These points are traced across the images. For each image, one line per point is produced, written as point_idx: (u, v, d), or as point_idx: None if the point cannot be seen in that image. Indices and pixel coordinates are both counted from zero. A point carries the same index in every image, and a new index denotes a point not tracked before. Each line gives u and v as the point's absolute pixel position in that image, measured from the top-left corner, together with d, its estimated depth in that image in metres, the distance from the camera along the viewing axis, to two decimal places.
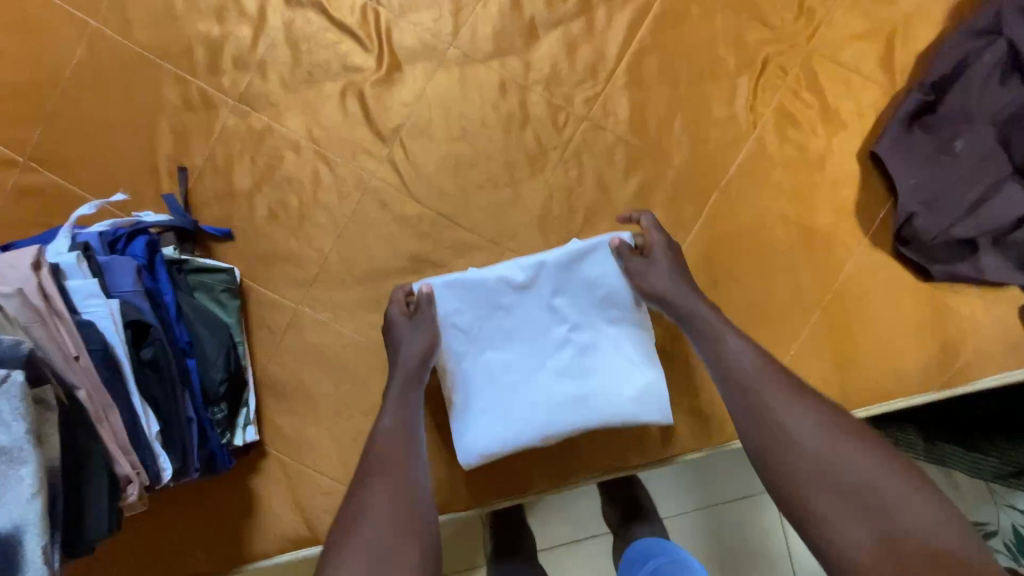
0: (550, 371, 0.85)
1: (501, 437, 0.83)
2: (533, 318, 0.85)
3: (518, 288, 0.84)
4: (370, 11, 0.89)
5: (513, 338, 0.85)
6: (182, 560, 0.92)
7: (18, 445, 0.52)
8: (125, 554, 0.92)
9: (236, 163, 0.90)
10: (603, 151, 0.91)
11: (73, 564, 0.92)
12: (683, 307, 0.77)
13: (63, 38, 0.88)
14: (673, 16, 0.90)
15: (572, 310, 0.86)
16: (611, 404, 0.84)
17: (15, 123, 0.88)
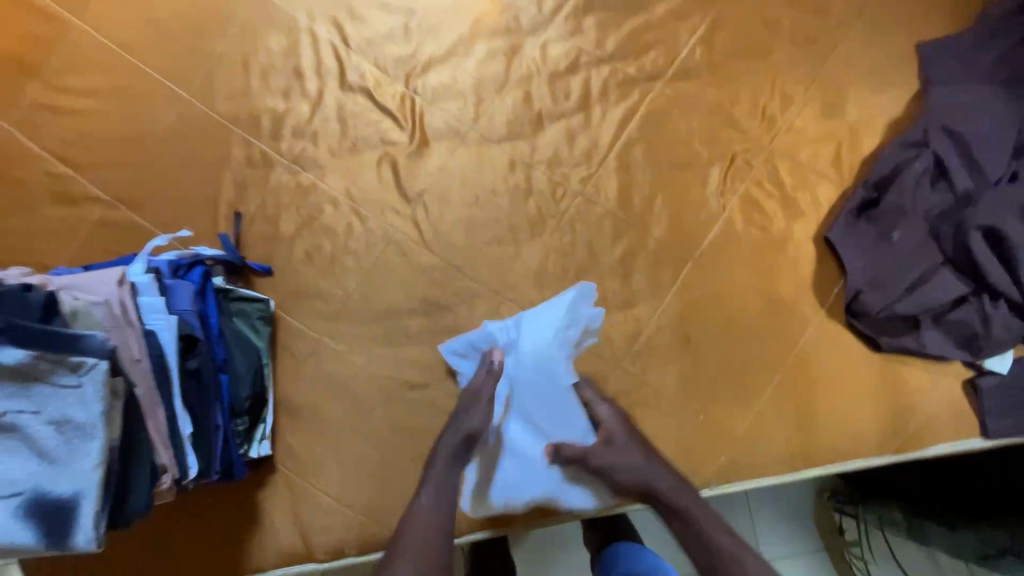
0: (516, 412, 0.99)
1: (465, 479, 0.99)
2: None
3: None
4: (408, 99, 1.09)
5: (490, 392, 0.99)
6: (189, 564, 1.01)
7: (92, 423, 0.65)
8: (139, 554, 1.01)
9: (283, 212, 1.06)
10: (593, 222, 1.06)
11: (93, 557, 1.01)
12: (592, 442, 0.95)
13: (157, 103, 1.08)
14: (658, 117, 1.08)
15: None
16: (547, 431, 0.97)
17: (106, 169, 1.07)
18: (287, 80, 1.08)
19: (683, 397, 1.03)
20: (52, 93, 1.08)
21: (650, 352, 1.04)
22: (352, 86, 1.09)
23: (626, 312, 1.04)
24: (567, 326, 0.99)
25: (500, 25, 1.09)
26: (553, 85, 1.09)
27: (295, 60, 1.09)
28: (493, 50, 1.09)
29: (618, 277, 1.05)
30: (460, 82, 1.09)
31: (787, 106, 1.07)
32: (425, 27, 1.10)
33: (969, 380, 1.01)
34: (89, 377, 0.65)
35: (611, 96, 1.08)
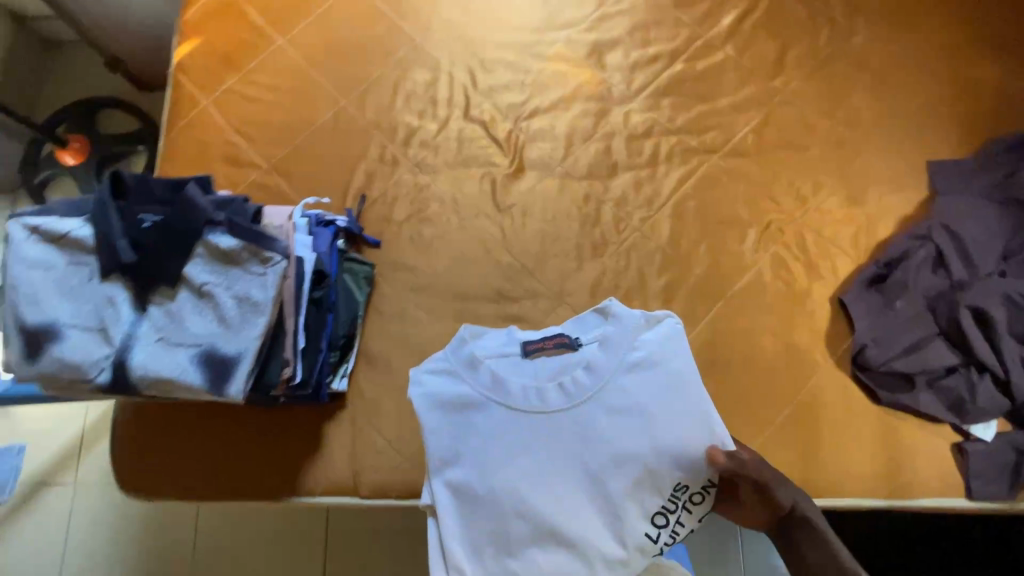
0: (532, 446, 1.00)
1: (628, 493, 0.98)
2: (608, 368, 1.03)
3: (562, 341, 1.10)
4: (514, 134, 1.36)
5: (510, 423, 1.01)
6: (257, 475, 1.19)
7: (265, 303, 0.86)
8: (219, 456, 1.20)
9: (399, 202, 1.32)
10: (646, 254, 1.29)
11: (180, 452, 1.20)
12: (491, 542, 0.97)
13: (320, 104, 1.38)
14: (711, 181, 1.32)
15: (509, 393, 1.03)
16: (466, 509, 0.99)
17: (270, 146, 1.36)
18: (422, 104, 1.38)
19: None
20: (246, 85, 1.40)
21: None
22: (473, 117, 1.37)
23: None
24: (429, 391, 1.05)
25: (595, 92, 1.38)
26: (630, 143, 1.35)
27: (432, 90, 1.39)
28: (588, 109, 1.37)
29: (660, 301, 1.26)
30: (557, 129, 1.36)
31: (818, 191, 1.31)
32: (537, 83, 1.39)
33: (957, 444, 1.14)
34: (272, 270, 0.87)
35: (675, 159, 1.34)
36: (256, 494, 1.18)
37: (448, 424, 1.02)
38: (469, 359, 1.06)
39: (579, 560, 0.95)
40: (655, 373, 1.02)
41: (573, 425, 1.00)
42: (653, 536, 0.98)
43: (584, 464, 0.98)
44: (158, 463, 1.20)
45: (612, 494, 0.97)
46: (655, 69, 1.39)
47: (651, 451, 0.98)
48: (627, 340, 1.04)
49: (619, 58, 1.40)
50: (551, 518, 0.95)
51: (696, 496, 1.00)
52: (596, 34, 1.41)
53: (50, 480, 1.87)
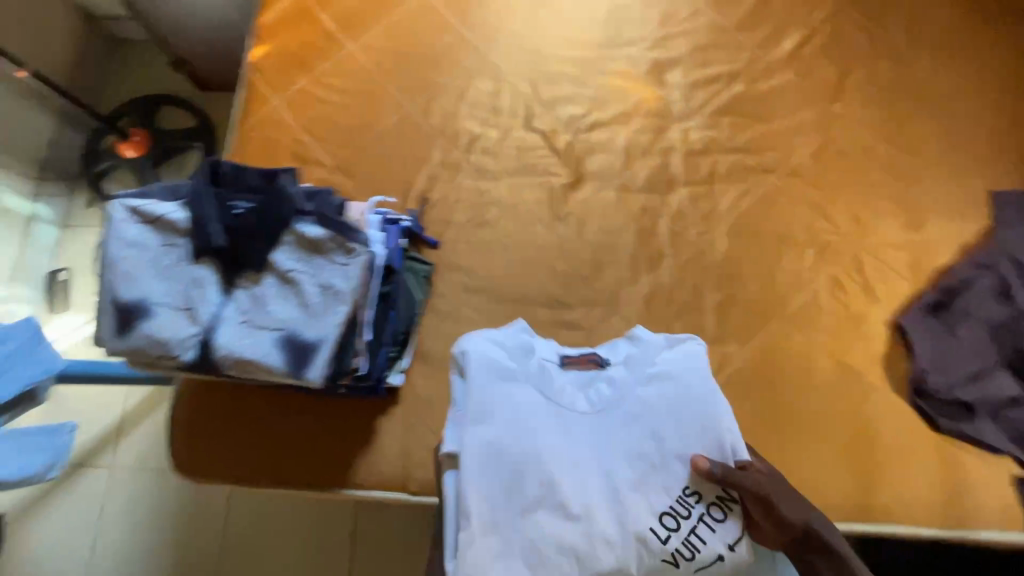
0: (554, 430, 0.98)
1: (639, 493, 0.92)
2: (632, 379, 1.04)
3: (595, 357, 1.12)
4: (573, 145, 1.39)
5: (535, 408, 1.01)
6: (309, 464, 1.21)
7: (346, 292, 0.89)
8: (273, 444, 1.22)
9: (458, 205, 1.35)
10: (701, 269, 1.30)
11: (235, 436, 1.23)
12: (497, 506, 0.92)
13: (386, 108, 1.43)
14: (768, 200, 1.33)
15: (549, 382, 1.04)
16: (469, 478, 0.94)
17: (336, 145, 1.41)
18: (485, 113, 1.42)
19: (757, 429, 1.18)
20: (316, 87, 1.46)
21: (732, 383, 1.21)
22: (534, 128, 1.40)
23: (716, 346, 1.25)
24: (467, 361, 1.06)
25: (655, 109, 1.41)
26: (688, 160, 1.37)
27: (495, 100, 1.43)
28: (647, 125, 1.40)
29: (714, 317, 1.26)
30: (616, 142, 1.39)
31: (876, 215, 1.31)
32: (597, 98, 1.42)
33: (1019, 476, 1.12)
34: (354, 261, 0.90)
35: (732, 177, 1.35)
36: (308, 480, 1.20)
37: (493, 390, 1.02)
38: (523, 349, 1.09)
39: (584, 539, 0.88)
40: (672, 382, 1.01)
41: (593, 422, 1.00)
42: (659, 535, 0.89)
43: (599, 457, 0.95)
44: (215, 444, 1.23)
45: (623, 488, 0.92)
46: (715, 89, 1.41)
47: (664, 451, 0.95)
48: (648, 358, 1.07)
49: (679, 77, 1.43)
50: (561, 492, 0.90)
51: (714, 510, 0.92)
52: (657, 53, 1.44)
53: (90, 462, 1.90)
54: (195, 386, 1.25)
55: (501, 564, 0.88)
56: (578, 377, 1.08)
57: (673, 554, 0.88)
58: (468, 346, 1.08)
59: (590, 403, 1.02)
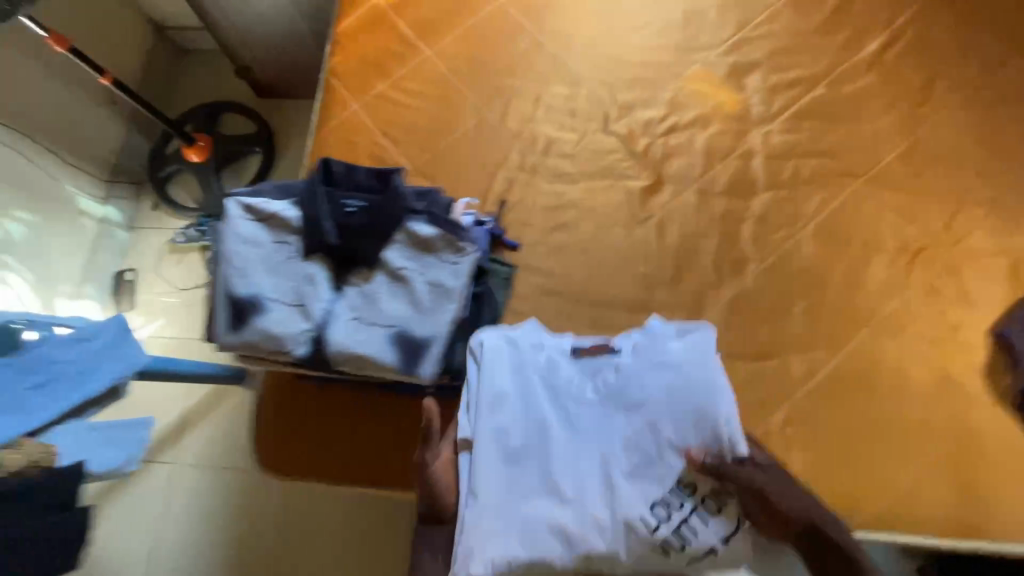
0: (558, 425, 1.05)
1: (634, 487, 0.99)
2: (638, 369, 1.07)
3: (608, 345, 1.14)
4: (652, 148, 1.38)
5: (541, 401, 1.07)
6: (392, 463, 1.21)
7: (456, 292, 0.90)
8: (357, 442, 1.23)
9: (537, 208, 1.36)
10: (787, 273, 1.27)
11: (321, 434, 1.24)
12: (499, 490, 1.01)
13: (463, 111, 1.44)
14: (856, 203, 1.30)
15: (558, 373, 1.10)
16: (474, 467, 1.03)
17: (415, 148, 1.43)
18: (561, 116, 1.42)
19: (844, 438, 1.16)
20: (392, 90, 1.48)
21: (822, 390, 1.20)
22: (611, 131, 1.40)
23: (804, 353, 1.23)
24: (479, 354, 1.12)
25: (733, 112, 1.39)
26: (770, 163, 1.35)
27: (572, 104, 1.43)
28: (725, 128, 1.38)
29: (801, 323, 1.24)
30: (695, 145, 1.38)
31: (971, 220, 1.27)
32: (675, 101, 1.41)
33: None
34: (464, 260, 0.91)
35: (817, 180, 1.33)
36: (391, 481, 1.21)
37: (507, 380, 1.09)
38: (535, 341, 1.14)
39: (576, 521, 0.96)
40: (676, 375, 1.04)
41: (597, 416, 1.06)
42: (648, 524, 0.95)
43: (598, 451, 1.02)
44: (298, 444, 1.25)
45: (618, 482, 0.99)
46: (796, 91, 1.39)
47: (659, 446, 1.00)
48: (657, 347, 1.09)
49: (757, 80, 1.41)
50: (559, 479, 1.00)
51: (706, 502, 0.98)
52: (735, 56, 1.43)
53: (154, 457, 1.94)
54: (280, 386, 1.28)
55: (499, 539, 0.96)
56: (585, 368, 1.11)
57: (662, 542, 0.95)
58: (482, 339, 1.14)
59: (593, 396, 1.08)
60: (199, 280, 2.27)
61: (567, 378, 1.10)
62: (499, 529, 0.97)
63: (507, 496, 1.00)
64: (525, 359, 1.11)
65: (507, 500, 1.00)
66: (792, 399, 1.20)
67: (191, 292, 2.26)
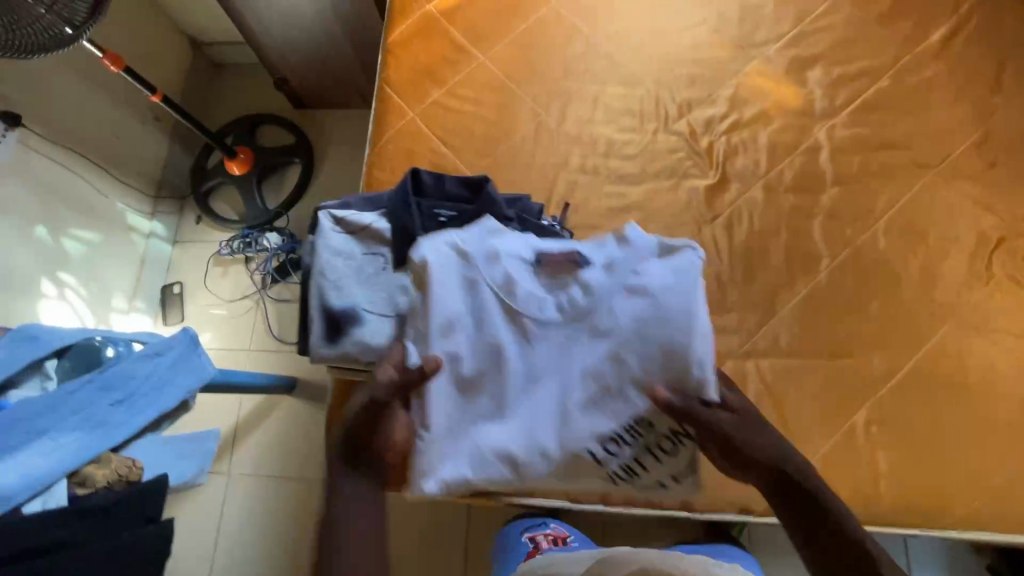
0: (513, 351, 0.93)
1: (588, 420, 0.91)
2: (610, 289, 0.93)
3: (575, 255, 0.96)
4: (715, 147, 1.37)
5: (499, 325, 0.93)
6: None
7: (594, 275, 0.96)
8: None
9: (601, 211, 1.35)
10: (861, 269, 1.26)
11: None
12: (442, 416, 0.92)
13: (521, 116, 1.44)
14: (931, 196, 1.28)
15: (516, 290, 0.94)
16: (421, 404, 0.90)
17: (475, 155, 1.42)
18: (621, 118, 1.41)
19: (932, 435, 1.15)
20: (448, 97, 1.47)
21: (907, 388, 1.18)
22: (672, 131, 1.39)
23: (884, 350, 1.21)
24: (427, 268, 0.94)
25: (796, 108, 1.37)
26: (837, 157, 1.33)
27: (630, 105, 1.42)
28: (789, 124, 1.36)
29: (880, 319, 1.22)
30: (759, 142, 1.36)
31: None
32: (736, 98, 1.40)
33: None
34: None
35: (887, 174, 1.30)
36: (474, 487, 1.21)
37: (459, 299, 0.94)
38: (489, 251, 0.96)
39: (524, 449, 0.93)
40: (653, 308, 0.90)
41: (560, 341, 0.93)
42: (597, 456, 0.92)
43: (555, 381, 0.93)
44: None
45: (573, 414, 0.92)
46: (861, 84, 1.37)
47: (621, 379, 0.90)
48: (634, 266, 0.94)
49: (819, 75, 1.39)
50: (512, 408, 0.93)
51: (664, 442, 0.93)
52: (795, 50, 1.41)
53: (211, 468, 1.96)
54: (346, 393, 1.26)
55: (451, 462, 0.93)
56: (545, 281, 0.95)
57: (612, 473, 0.94)
58: (426, 249, 0.96)
59: (555, 318, 0.93)
60: (245, 291, 2.29)
61: (529, 297, 0.94)
62: (444, 454, 0.93)
63: (458, 423, 0.94)
64: (481, 275, 0.95)
65: (457, 425, 0.94)
66: (875, 398, 1.18)
67: (238, 303, 2.27)
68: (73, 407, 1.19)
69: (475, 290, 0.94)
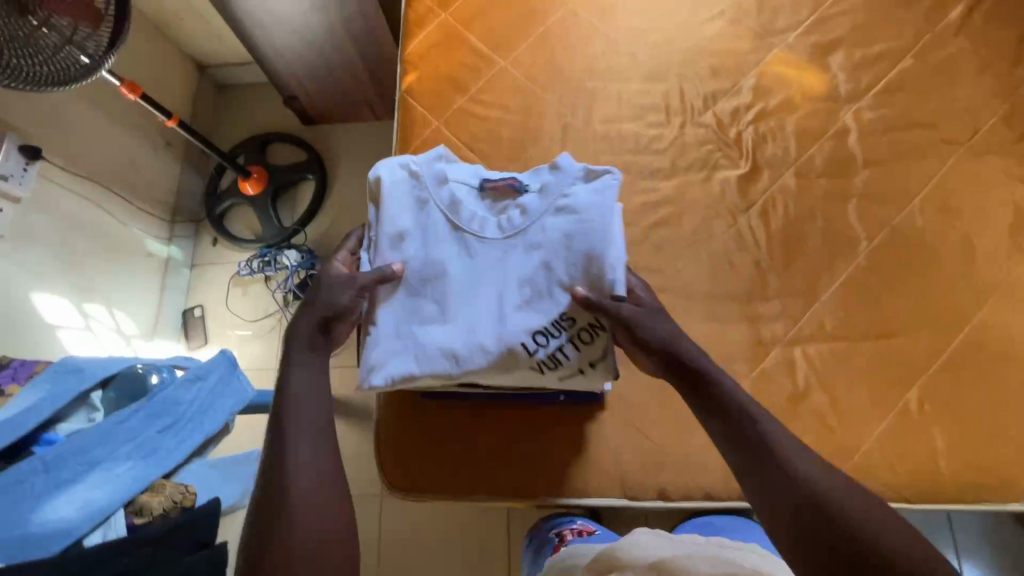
0: (456, 259, 1.07)
1: (520, 318, 1.02)
2: (540, 207, 1.07)
3: (514, 182, 1.12)
4: (744, 137, 1.38)
5: (447, 238, 1.08)
6: (535, 473, 1.21)
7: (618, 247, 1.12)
8: (493, 457, 1.22)
9: (634, 206, 1.35)
10: (900, 249, 1.26)
11: (452, 452, 1.23)
12: (388, 315, 1.04)
13: (546, 118, 1.45)
14: (964, 173, 1.29)
15: (460, 210, 1.09)
16: (383, 311, 1.04)
17: (504, 159, 1.43)
18: (646, 114, 1.42)
19: (985, 411, 1.16)
20: (471, 103, 1.48)
21: (956, 366, 1.19)
22: (699, 124, 1.40)
23: (930, 328, 1.21)
24: (393, 188, 1.11)
25: (821, 93, 1.38)
26: (867, 139, 1.34)
27: (655, 100, 1.43)
28: (816, 109, 1.37)
29: (923, 298, 1.23)
30: (787, 129, 1.37)
31: None
32: (760, 87, 1.40)
33: None
34: None
35: (918, 153, 1.31)
36: (535, 491, 1.21)
37: (413, 218, 1.10)
38: (441, 176, 1.11)
39: (464, 345, 1.01)
40: (580, 221, 1.04)
41: (498, 250, 1.07)
42: (528, 348, 1.00)
43: (492, 284, 1.05)
44: (417, 459, 1.23)
45: (506, 309, 1.03)
46: (884, 65, 1.38)
47: (549, 281, 1.03)
48: (563, 187, 1.07)
49: (842, 59, 1.40)
50: (453, 309, 1.04)
51: (584, 334, 1.01)
52: (815, 36, 1.42)
53: None
54: (397, 403, 1.25)
55: (396, 361, 1.02)
56: (485, 205, 1.13)
57: (540, 364, 1.01)
58: (389, 175, 1.12)
59: (491, 230, 1.08)
60: (267, 310, 2.28)
61: (472, 214, 1.09)
62: (393, 350, 1.03)
63: (405, 320, 1.05)
64: (430, 197, 1.10)
65: (405, 322, 1.05)
66: (925, 377, 1.19)
67: (261, 322, 2.27)
68: (124, 436, 1.18)
69: (427, 208, 1.10)
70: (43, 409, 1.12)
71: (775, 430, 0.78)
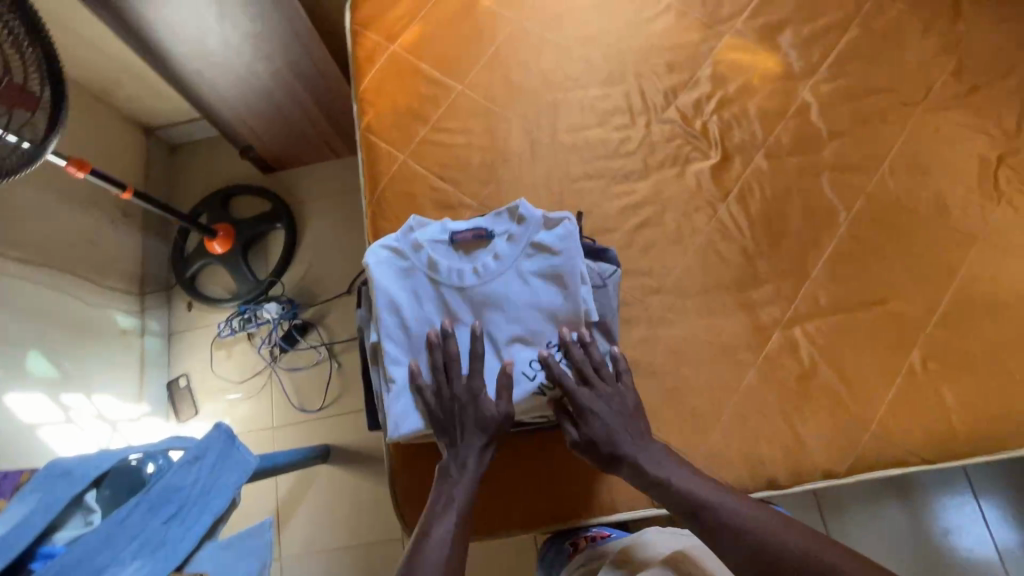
0: (450, 314, 1.12)
1: (518, 355, 1.09)
2: (513, 253, 1.13)
3: (482, 231, 1.15)
4: (710, 127, 1.38)
5: (437, 297, 1.13)
6: (562, 496, 1.19)
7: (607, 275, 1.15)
8: (517, 487, 1.19)
9: (614, 211, 1.34)
10: (879, 214, 1.28)
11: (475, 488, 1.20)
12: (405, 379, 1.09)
13: (513, 136, 1.43)
14: (925, 131, 1.32)
15: (437, 270, 1.13)
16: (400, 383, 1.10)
17: (476, 183, 1.41)
18: (610, 118, 1.42)
19: (987, 360, 1.17)
20: (434, 132, 1.46)
21: (951, 320, 1.21)
22: (664, 120, 1.40)
23: (921, 287, 1.23)
24: (382, 262, 1.14)
25: (777, 73, 1.40)
26: (828, 111, 1.36)
27: (617, 103, 1.43)
28: (775, 90, 1.39)
29: (909, 258, 1.25)
30: (750, 113, 1.38)
31: None
32: (718, 76, 1.42)
33: None
34: (608, 280, 1.14)
35: (879, 118, 1.34)
36: (566, 514, 1.18)
37: (398, 288, 1.13)
38: (412, 242, 1.15)
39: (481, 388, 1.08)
40: (554, 260, 1.11)
41: (483, 297, 1.11)
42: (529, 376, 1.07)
43: (486, 328, 1.11)
44: None
45: (505, 349, 1.10)
46: (833, 38, 1.40)
47: (537, 318, 1.10)
48: (530, 232, 1.13)
49: (791, 38, 1.42)
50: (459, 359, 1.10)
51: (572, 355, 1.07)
52: (762, 19, 1.44)
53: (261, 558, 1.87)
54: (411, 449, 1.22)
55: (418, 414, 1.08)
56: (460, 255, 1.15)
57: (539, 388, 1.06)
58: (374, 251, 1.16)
59: (472, 281, 1.12)
60: (255, 368, 2.21)
61: (452, 270, 1.13)
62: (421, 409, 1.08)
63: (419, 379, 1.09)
64: (414, 262, 1.14)
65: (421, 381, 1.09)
66: (924, 336, 1.20)
67: (250, 382, 2.19)
68: (130, 534, 1.11)
69: (412, 274, 1.14)
70: (38, 521, 1.05)
71: (721, 501, 0.90)
